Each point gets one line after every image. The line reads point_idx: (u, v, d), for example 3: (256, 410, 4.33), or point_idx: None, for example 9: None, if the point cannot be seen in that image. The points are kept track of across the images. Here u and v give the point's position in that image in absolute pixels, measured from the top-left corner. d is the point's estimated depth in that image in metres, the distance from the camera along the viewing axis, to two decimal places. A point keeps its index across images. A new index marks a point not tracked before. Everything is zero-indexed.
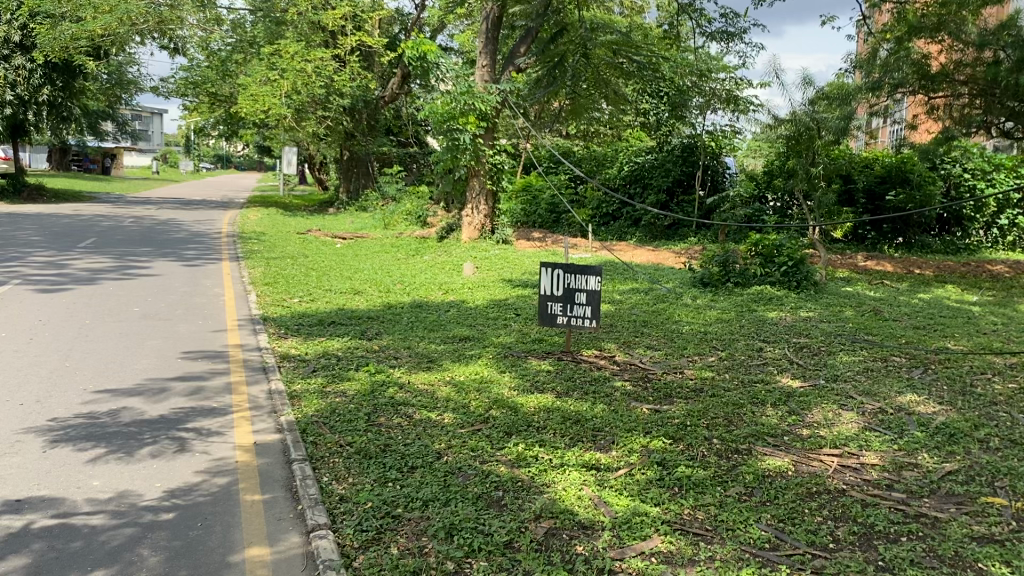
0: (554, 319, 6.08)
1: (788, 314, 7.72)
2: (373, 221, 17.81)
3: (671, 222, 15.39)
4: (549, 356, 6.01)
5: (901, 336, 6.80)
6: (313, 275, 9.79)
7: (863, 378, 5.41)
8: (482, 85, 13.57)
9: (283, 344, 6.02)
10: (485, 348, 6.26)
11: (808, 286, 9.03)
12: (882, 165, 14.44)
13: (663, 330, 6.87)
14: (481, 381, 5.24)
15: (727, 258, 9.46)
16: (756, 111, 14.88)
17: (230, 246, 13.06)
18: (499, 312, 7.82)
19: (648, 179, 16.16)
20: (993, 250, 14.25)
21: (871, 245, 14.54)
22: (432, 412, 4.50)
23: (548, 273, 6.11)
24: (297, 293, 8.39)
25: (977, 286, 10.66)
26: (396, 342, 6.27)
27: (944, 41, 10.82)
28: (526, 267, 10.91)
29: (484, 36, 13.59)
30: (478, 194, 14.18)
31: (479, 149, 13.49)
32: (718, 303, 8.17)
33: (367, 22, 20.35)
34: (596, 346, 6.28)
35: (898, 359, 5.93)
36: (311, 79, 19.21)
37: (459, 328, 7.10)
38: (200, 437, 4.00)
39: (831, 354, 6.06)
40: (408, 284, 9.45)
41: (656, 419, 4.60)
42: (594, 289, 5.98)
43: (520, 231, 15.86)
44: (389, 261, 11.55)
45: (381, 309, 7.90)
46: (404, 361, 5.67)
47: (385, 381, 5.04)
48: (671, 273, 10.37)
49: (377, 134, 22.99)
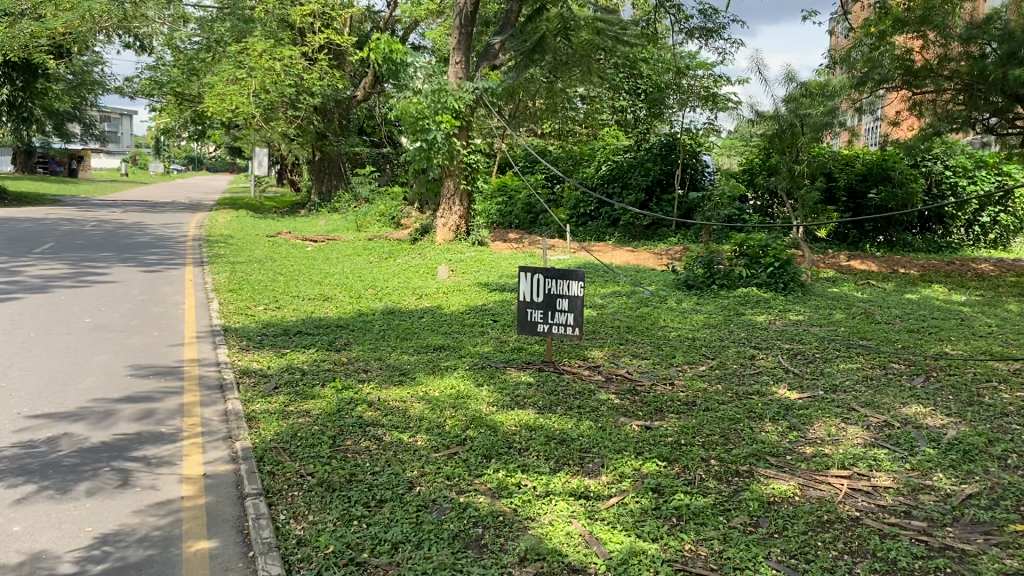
0: (534, 328, 5.72)
1: (777, 318, 7.40)
2: (345, 223, 17.36)
3: (651, 221, 15.09)
4: (529, 368, 5.63)
5: (896, 340, 6.50)
6: (280, 280, 9.34)
7: (863, 388, 5.07)
8: (456, 83, 13.18)
9: (244, 358, 5.60)
10: (462, 359, 5.87)
11: (794, 288, 8.75)
12: (863, 163, 14.22)
13: (650, 336, 6.53)
14: (457, 396, 4.85)
15: (712, 258, 9.14)
16: (735, 109, 14.62)
17: (196, 250, 12.59)
18: (475, 319, 7.43)
19: (627, 178, 15.81)
20: (975, 247, 14.09)
21: (852, 243, 14.24)
22: (405, 434, 4.12)
23: (527, 278, 5.72)
24: (263, 301, 7.94)
25: (964, 285, 10.42)
26: (366, 353, 5.88)
27: (928, 34, 10.64)
28: (503, 270, 10.54)
29: (458, 32, 13.16)
30: (452, 194, 13.77)
31: (453, 147, 13.08)
32: (703, 307, 7.84)
33: (337, 20, 19.93)
34: (580, 355, 5.92)
35: (897, 366, 5.62)
36: (280, 78, 18.75)
37: (434, 336, 6.70)
38: (145, 468, 3.60)
39: (826, 361, 5.74)
40: (380, 289, 9.04)
41: (648, 437, 4.24)
42: (576, 295, 5.62)
43: (497, 231, 15.47)
44: (362, 265, 11.12)
45: (350, 317, 7.47)
46: (374, 374, 5.28)
47: (353, 400, 4.65)
48: (652, 274, 10.05)
49: (349, 134, 22.53)
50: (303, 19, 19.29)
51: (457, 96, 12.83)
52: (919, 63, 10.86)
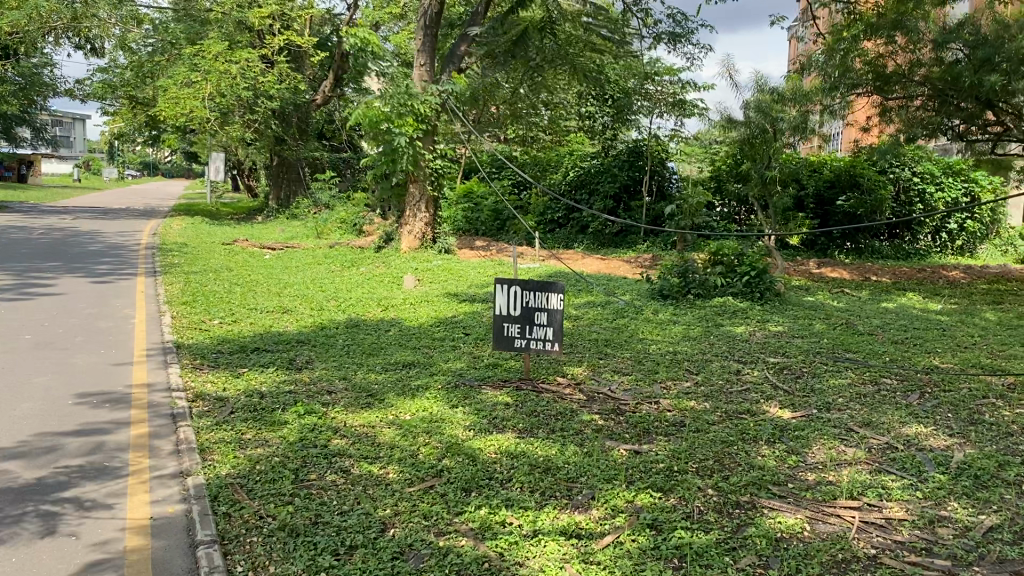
0: (511, 343, 5.41)
1: (757, 329, 7.15)
2: (305, 230, 16.89)
3: (619, 228, 14.84)
4: (506, 386, 5.29)
5: (883, 353, 6.27)
6: (237, 291, 8.90)
7: (858, 407, 4.82)
8: (421, 85, 12.82)
9: (197, 379, 5.20)
10: (433, 377, 5.52)
11: (771, 297, 8.54)
12: (831, 170, 14.13)
13: (630, 350, 6.23)
14: (430, 420, 4.50)
15: (686, 267, 8.86)
16: (703, 115, 14.47)
17: (148, 258, 12.06)
18: (445, 333, 7.07)
19: (594, 184, 15.54)
20: (942, 254, 14.05)
21: (820, 250, 14.11)
22: (375, 465, 3.77)
23: (504, 290, 5.40)
24: (218, 314, 7.51)
25: (938, 294, 10.30)
26: (330, 372, 5.50)
27: (900, 39, 10.52)
28: (471, 279, 10.20)
29: (422, 33, 12.80)
30: (418, 200, 13.43)
31: (418, 152, 12.74)
32: (680, 317, 7.57)
33: (296, 21, 19.50)
34: (559, 372, 5.60)
35: (888, 381, 5.39)
36: (237, 81, 18.25)
37: (401, 351, 6.33)
38: (82, 512, 3.21)
39: (815, 376, 5.49)
40: (343, 301, 8.64)
41: (639, 464, 3.92)
42: (555, 309, 5.26)
43: (462, 238, 15.12)
44: (323, 274, 10.69)
45: (311, 331, 7.07)
46: (339, 397, 4.91)
47: (317, 427, 4.28)
48: (624, 283, 9.78)
49: (309, 139, 22.03)
50: (261, 20, 18.81)
51: (422, 100, 12.49)
52: (891, 68, 10.75)
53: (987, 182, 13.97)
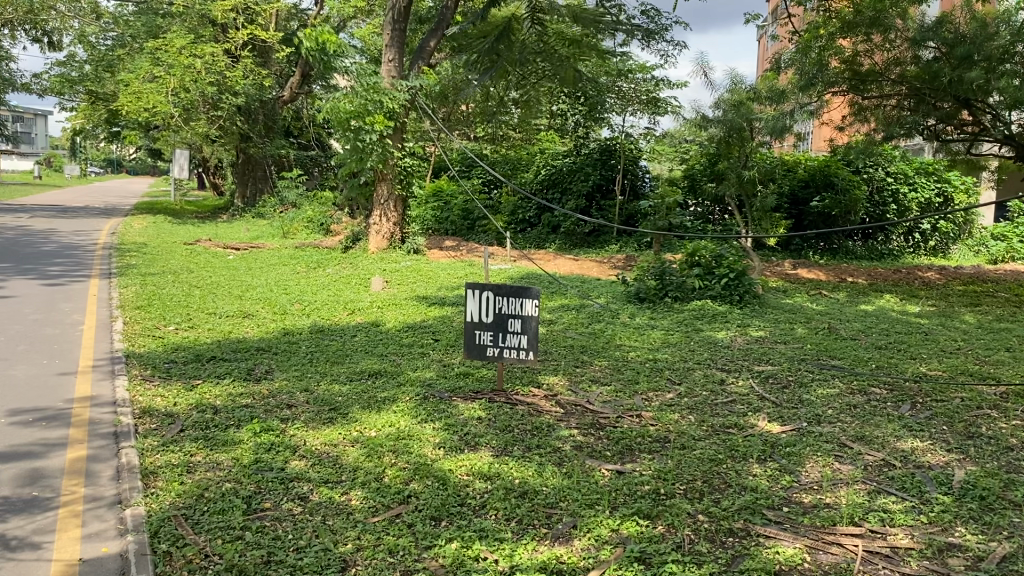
0: (483, 352, 5.10)
1: (738, 334, 6.90)
2: (270, 229, 16.44)
3: (593, 228, 14.60)
4: (478, 398, 4.99)
5: (868, 360, 6.05)
6: (196, 294, 8.49)
7: (848, 419, 4.59)
8: (389, 82, 12.45)
9: (146, 393, 4.83)
10: (400, 388, 5.20)
11: (749, 300, 8.31)
12: (805, 169, 14.00)
13: (607, 357, 5.95)
14: (397, 437, 4.20)
15: (664, 269, 8.65)
16: (676, 113, 14.27)
17: (104, 259, 11.59)
18: (414, 339, 6.74)
19: (567, 184, 15.27)
20: (916, 254, 13.97)
21: (795, 250, 13.96)
22: (335, 491, 3.45)
23: (476, 296, 5.09)
24: (174, 319, 7.12)
25: (916, 295, 10.15)
26: (290, 384, 5.16)
27: (878, 37, 10.37)
28: (442, 281, 9.88)
29: (391, 27, 12.43)
30: (387, 200, 13.05)
31: (387, 149, 12.39)
32: (658, 322, 7.31)
33: (260, 15, 19.07)
34: (534, 382, 5.31)
35: (878, 390, 5.16)
36: (201, 76, 17.78)
37: (366, 360, 6.00)
38: (2, 554, 2.85)
39: (802, 386, 5.24)
40: (306, 304, 8.29)
41: (624, 487, 3.65)
42: (530, 316, 5.01)
43: (432, 238, 14.79)
44: (287, 276, 10.32)
45: (272, 337, 6.71)
46: (300, 411, 4.59)
47: (274, 447, 3.96)
48: (600, 285, 9.51)
49: (275, 136, 21.54)
50: (225, 14, 18.34)
51: (390, 96, 12.13)
52: (868, 66, 10.61)
53: (960, 182, 13.91)
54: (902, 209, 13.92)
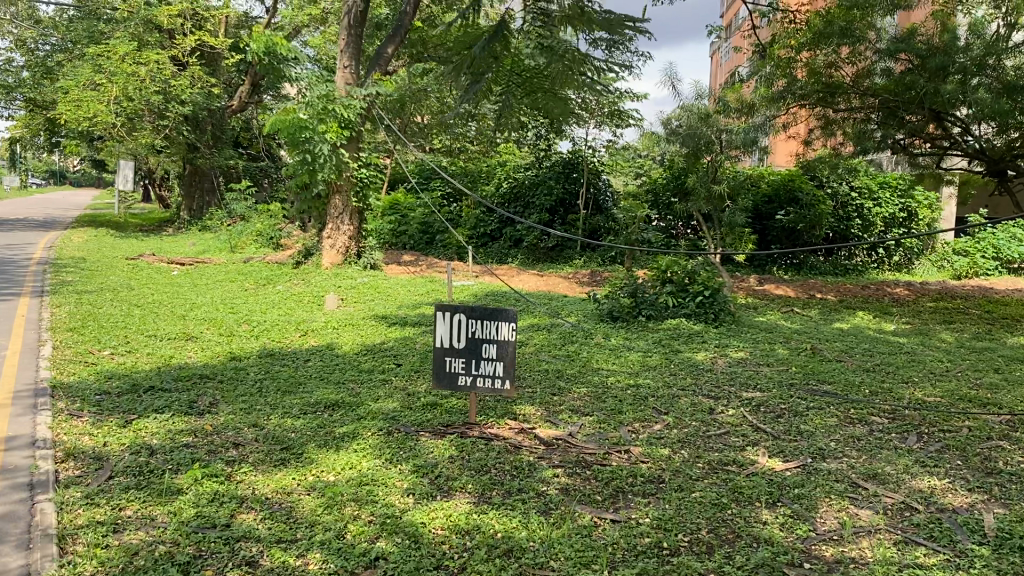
0: (454, 380, 4.63)
1: (719, 356, 6.53)
2: (218, 243, 15.75)
3: (555, 243, 14.21)
4: (448, 433, 4.52)
5: (860, 385, 5.67)
6: (134, 314, 7.87)
7: (855, 453, 4.22)
8: (345, 89, 11.95)
9: (72, 431, 4.25)
10: (360, 423, 4.70)
11: (725, 319, 7.96)
12: (770, 184, 13.81)
13: (585, 383, 5.52)
14: (360, 484, 3.71)
15: (637, 287, 8.25)
16: (639, 126, 13.96)
17: (37, 275, 10.85)
18: (373, 363, 6.23)
19: (528, 197, 14.88)
20: (880, 270, 13.85)
21: (760, 265, 13.74)
22: (289, 553, 2.95)
23: (445, 319, 4.62)
24: (110, 342, 6.50)
25: (888, 313, 9.91)
26: (236, 420, 4.62)
27: (851, 48, 10.15)
28: (401, 299, 9.38)
29: (346, 32, 11.89)
30: (341, 213, 12.49)
31: (341, 160, 11.85)
32: (635, 343, 6.90)
33: (209, 21, 18.46)
34: (510, 414, 4.86)
35: (878, 419, 4.80)
36: (145, 84, 17.05)
37: (321, 388, 5.48)
38: None
39: (798, 415, 4.84)
40: (255, 324, 7.72)
41: (623, 540, 3.20)
42: (506, 340, 4.54)
43: (389, 253, 14.27)
44: (235, 293, 9.73)
45: (217, 363, 6.15)
46: (247, 454, 4.06)
47: (217, 498, 3.42)
48: (568, 303, 9.10)
49: (224, 146, 20.83)
50: (171, 19, 17.73)
51: (345, 104, 11.62)
52: (837, 78, 10.40)
53: (923, 198, 13.86)
54: (866, 224, 13.79)
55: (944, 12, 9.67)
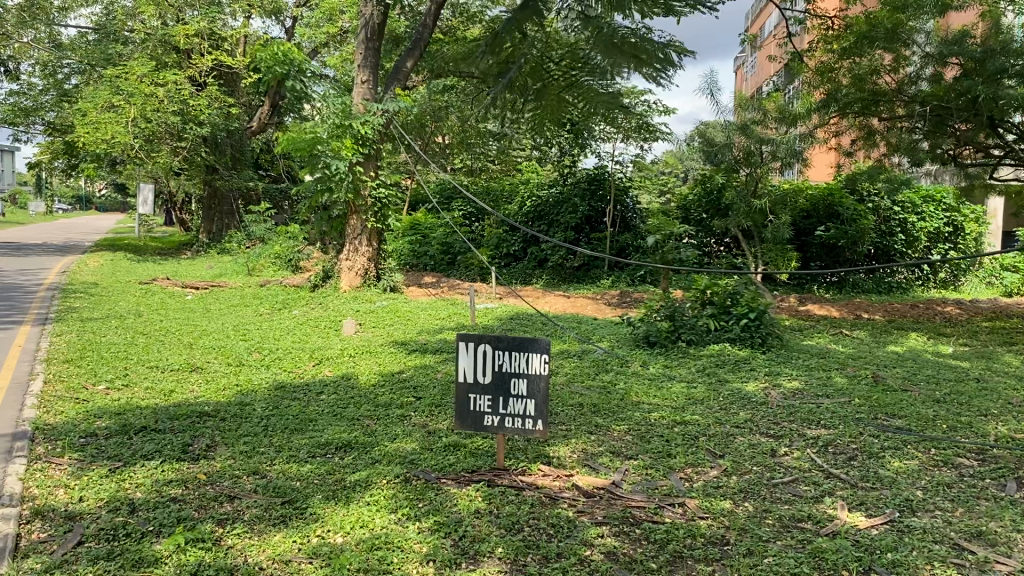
0: (480, 421, 4.08)
1: (770, 386, 5.95)
2: (235, 266, 15.36)
3: (582, 262, 13.66)
4: (474, 481, 3.96)
5: (934, 418, 5.07)
6: (139, 343, 7.39)
7: (949, 504, 3.62)
8: (361, 105, 11.52)
9: (45, 483, 3.74)
10: (375, 467, 4.16)
11: (771, 345, 7.37)
12: (807, 199, 13.23)
13: (625, 419, 4.96)
14: (372, 549, 3.16)
15: (675, 310, 7.66)
16: (669, 140, 13.41)
17: (45, 301, 10.45)
18: (391, 395, 5.70)
19: (554, 215, 14.35)
20: (925, 288, 13.18)
21: (799, 283, 13.11)
22: None
23: (468, 350, 4.08)
24: (107, 376, 6.02)
25: (943, 334, 9.24)
26: (233, 467, 4.10)
27: (898, 54, 9.54)
28: (422, 323, 8.84)
29: (364, 46, 11.43)
30: (359, 234, 12.01)
31: (358, 179, 11.39)
32: (675, 372, 6.33)
33: (226, 41, 18.25)
34: (545, 457, 4.30)
35: (967, 461, 4.20)
36: (163, 105, 16.79)
37: (333, 426, 4.94)
38: None
39: (874, 457, 4.24)
40: (266, 353, 7.22)
41: None
42: (538, 375, 3.96)
43: (410, 275, 13.78)
44: (248, 319, 9.25)
45: (221, 398, 5.64)
46: (244, 511, 3.53)
47: (200, 571, 2.90)
48: (600, 326, 8.54)
49: (243, 168, 20.54)
50: (188, 39, 17.50)
51: (362, 120, 11.18)
52: (881, 85, 9.81)
53: (968, 212, 13.21)
54: (910, 239, 13.14)
55: (995, 12, 9.08)
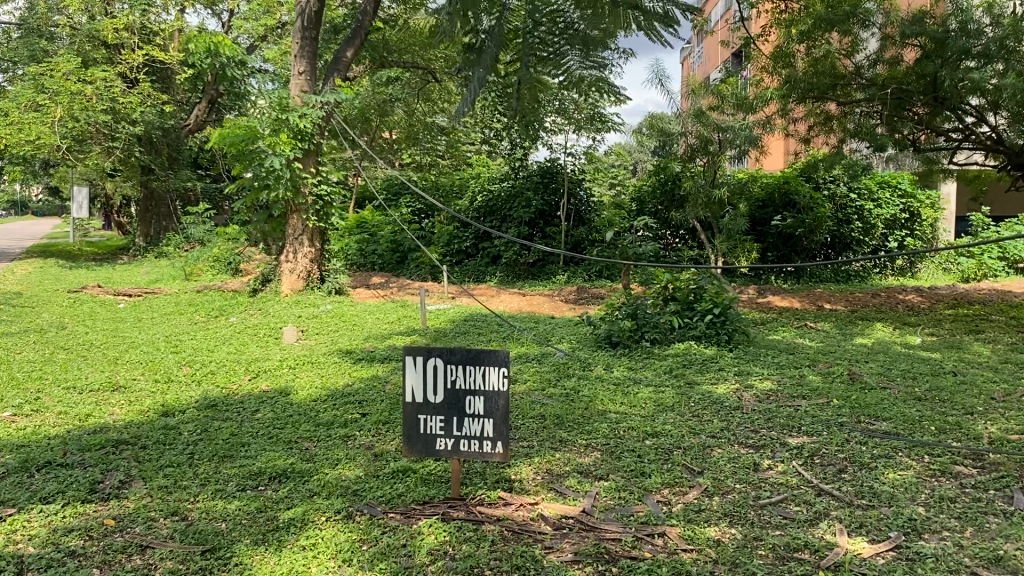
0: (432, 445, 3.61)
1: (741, 388, 5.58)
2: (173, 271, 14.61)
3: (537, 258, 13.24)
4: (425, 515, 3.48)
5: (921, 419, 4.73)
6: (56, 361, 6.74)
7: (958, 523, 3.26)
8: (299, 96, 10.92)
9: None
10: (312, 502, 3.66)
11: (737, 342, 7.01)
12: (763, 188, 12.98)
13: (591, 432, 4.53)
14: None
15: (636, 308, 7.24)
16: (620, 129, 13.03)
17: None
18: (334, 413, 5.18)
19: (506, 210, 13.90)
20: (883, 275, 13.03)
21: (757, 274, 12.87)
22: None
23: (417, 366, 3.60)
24: (14, 401, 5.39)
25: (908, 324, 9.01)
26: (148, 508, 3.56)
27: (853, 36, 9.26)
28: (369, 329, 8.32)
29: (300, 35, 10.81)
30: (300, 235, 11.41)
31: (297, 176, 10.78)
32: (641, 375, 5.93)
33: (158, 35, 17.42)
34: (505, 481, 3.85)
35: (966, 470, 3.85)
36: (93, 103, 15.95)
37: (266, 452, 4.41)
38: None
39: (866, 469, 3.87)
40: (198, 367, 6.65)
41: None
42: (496, 392, 3.50)
43: (359, 275, 13.23)
44: (182, 328, 8.64)
45: (144, 421, 5.07)
46: (155, 568, 3.00)
47: None
48: (558, 326, 8.11)
49: (180, 168, 19.71)
50: (117, 33, 16.64)
51: (300, 113, 10.58)
52: (839, 69, 9.52)
53: (924, 198, 13.07)
54: (867, 226, 12.96)
55: None
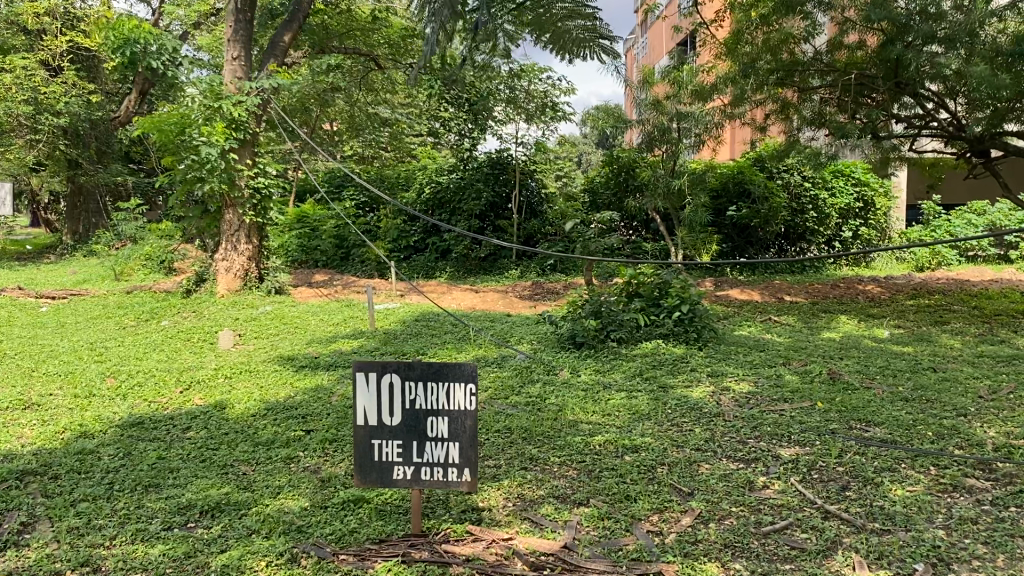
0: (389, 475, 3.12)
1: (718, 391, 5.19)
2: (102, 270, 13.77)
3: (488, 252, 12.78)
4: (382, 557, 3.00)
5: (914, 423, 4.40)
6: None
7: (986, 550, 2.90)
8: (234, 82, 10.25)
9: None
10: (250, 542, 3.16)
11: (705, 338, 6.65)
12: (717, 178, 12.69)
13: (565, 448, 4.08)
14: None
15: (599, 305, 6.81)
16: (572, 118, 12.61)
17: None
18: (275, 431, 4.64)
19: (454, 202, 13.39)
20: (837, 265, 12.87)
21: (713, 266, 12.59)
22: None
23: (369, 385, 3.10)
24: None
25: (873, 315, 8.78)
26: (54, 560, 3.01)
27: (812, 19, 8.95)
28: (313, 331, 7.76)
29: (234, 18, 10.11)
30: (237, 231, 10.74)
31: (233, 168, 10.12)
32: (610, 379, 5.51)
33: (82, 21, 16.44)
34: (473, 512, 3.38)
35: (979, 483, 3.51)
36: (12, 93, 14.96)
37: (198, 480, 3.87)
38: None
39: (871, 484, 3.50)
40: (123, 378, 6.03)
41: None
42: (464, 412, 3.05)
43: (301, 273, 12.60)
44: (108, 333, 7.98)
45: (57, 445, 4.48)
46: None
47: None
48: (515, 325, 7.67)
49: (110, 161, 18.72)
50: (37, 18, 15.63)
51: (234, 101, 9.91)
52: (797, 54, 9.22)
53: (878, 186, 12.92)
54: (821, 215, 12.78)
55: None
